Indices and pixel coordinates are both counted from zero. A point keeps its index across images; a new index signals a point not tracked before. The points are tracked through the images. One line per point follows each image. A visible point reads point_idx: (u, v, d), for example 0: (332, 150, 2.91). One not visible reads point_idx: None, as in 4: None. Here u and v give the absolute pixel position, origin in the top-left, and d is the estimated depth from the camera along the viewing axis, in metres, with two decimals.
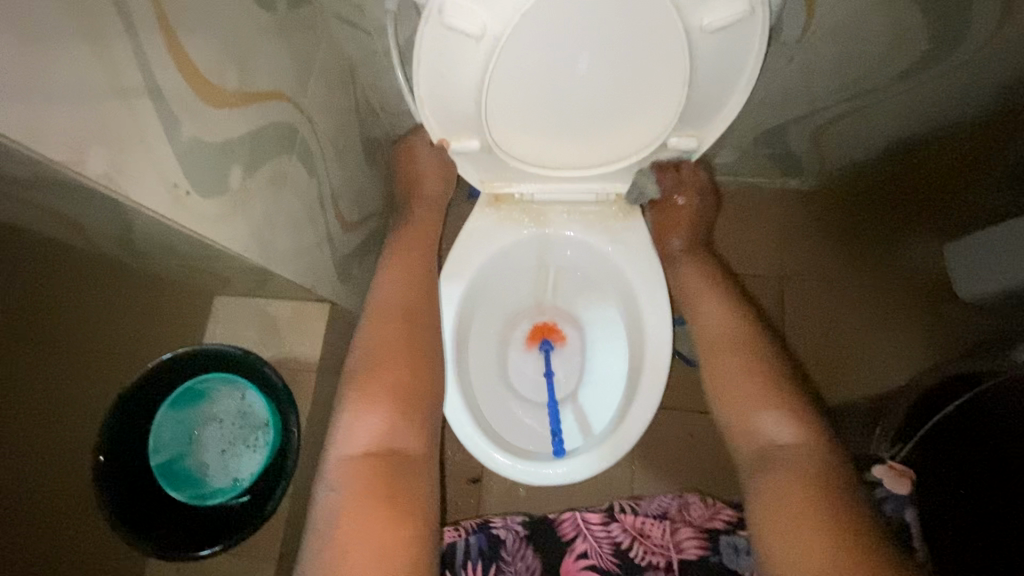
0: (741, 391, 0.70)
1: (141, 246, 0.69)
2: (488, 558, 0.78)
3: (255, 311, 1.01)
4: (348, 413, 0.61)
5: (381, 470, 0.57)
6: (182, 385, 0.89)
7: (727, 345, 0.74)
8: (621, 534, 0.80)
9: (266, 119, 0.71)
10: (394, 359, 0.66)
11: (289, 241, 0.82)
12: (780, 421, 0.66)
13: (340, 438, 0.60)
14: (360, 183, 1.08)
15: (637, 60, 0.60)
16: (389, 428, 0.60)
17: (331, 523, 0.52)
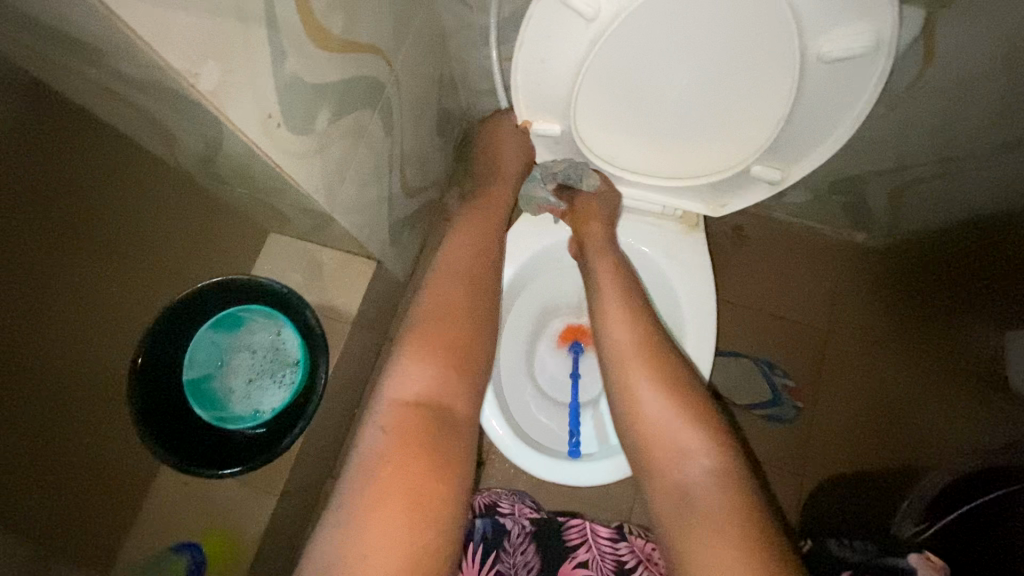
0: (646, 396, 0.64)
1: (219, 169, 0.71)
2: (490, 545, 0.74)
3: (306, 255, 1.02)
4: (400, 365, 0.62)
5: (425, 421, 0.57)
6: (226, 310, 0.92)
7: (635, 344, 0.68)
8: (629, 554, 0.75)
9: (360, 69, 0.72)
10: (445, 322, 0.65)
11: (355, 193, 0.84)
12: (689, 430, 0.62)
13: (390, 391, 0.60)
14: (427, 152, 1.10)
15: (741, 74, 0.59)
16: (434, 387, 0.61)
17: (371, 466, 0.52)
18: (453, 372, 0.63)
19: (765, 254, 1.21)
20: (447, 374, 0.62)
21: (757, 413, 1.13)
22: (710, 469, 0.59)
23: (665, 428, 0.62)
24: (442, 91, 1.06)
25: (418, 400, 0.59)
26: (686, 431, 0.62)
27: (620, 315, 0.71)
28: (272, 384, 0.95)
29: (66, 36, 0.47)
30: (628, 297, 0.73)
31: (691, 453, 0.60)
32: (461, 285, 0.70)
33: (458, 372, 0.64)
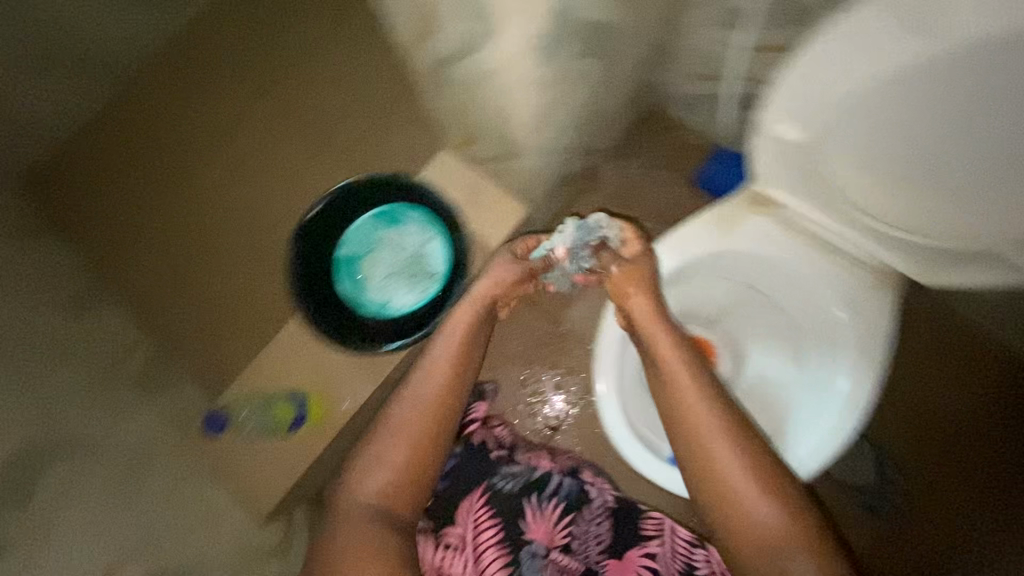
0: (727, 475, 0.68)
1: (449, 72, 0.73)
2: (570, 505, 0.73)
3: (466, 178, 1.03)
4: (376, 441, 0.70)
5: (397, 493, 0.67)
6: (389, 206, 1.01)
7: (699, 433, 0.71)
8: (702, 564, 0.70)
9: (609, 18, 0.71)
10: (419, 415, 0.71)
11: (549, 136, 0.85)
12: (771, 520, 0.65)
13: (359, 467, 0.69)
14: (614, 118, 1.08)
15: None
16: (394, 491, 0.67)
17: (339, 536, 0.64)
18: (417, 438, 0.70)
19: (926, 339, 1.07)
20: (409, 465, 0.68)
21: (843, 490, 1.08)
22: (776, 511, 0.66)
23: (730, 474, 0.68)
24: (654, 61, 1.02)
25: (379, 493, 0.67)
26: (751, 472, 0.68)
27: (677, 367, 0.76)
28: (405, 285, 1.00)
29: None
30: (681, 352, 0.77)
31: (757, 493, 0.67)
32: (441, 366, 0.74)
33: (425, 431, 0.70)
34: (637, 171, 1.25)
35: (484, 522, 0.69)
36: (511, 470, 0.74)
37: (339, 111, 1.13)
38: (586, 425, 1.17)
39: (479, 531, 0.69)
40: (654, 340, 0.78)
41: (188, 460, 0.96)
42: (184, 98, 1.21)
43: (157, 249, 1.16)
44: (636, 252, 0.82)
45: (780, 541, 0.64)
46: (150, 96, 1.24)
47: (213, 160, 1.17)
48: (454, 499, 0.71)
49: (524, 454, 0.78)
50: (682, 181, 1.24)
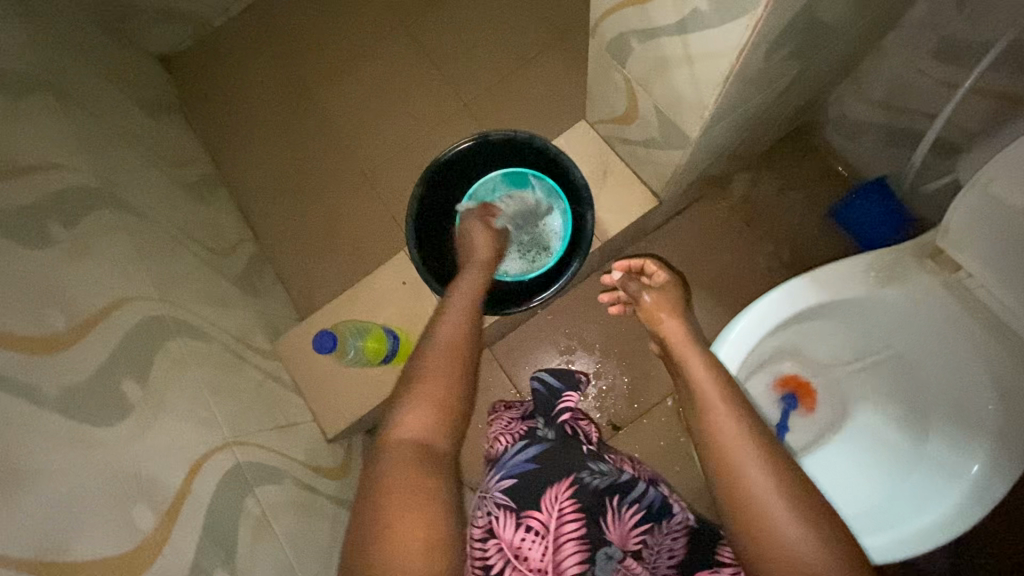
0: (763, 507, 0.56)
1: (640, 44, 0.68)
2: (649, 515, 0.70)
3: (601, 156, 1.01)
4: (407, 384, 0.67)
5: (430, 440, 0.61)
6: (520, 168, 0.99)
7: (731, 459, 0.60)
8: None
9: (833, 22, 0.64)
10: (448, 352, 0.69)
11: (715, 135, 0.79)
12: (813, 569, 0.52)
13: (397, 415, 0.63)
14: (769, 128, 1.01)
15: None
16: (434, 426, 0.63)
17: (383, 469, 0.57)
18: (446, 378, 0.66)
19: None
20: (442, 404, 0.64)
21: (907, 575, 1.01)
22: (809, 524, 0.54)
23: (766, 490, 0.56)
24: (836, 75, 0.94)
25: (420, 432, 0.61)
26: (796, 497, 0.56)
27: (708, 383, 0.65)
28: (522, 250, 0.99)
29: None
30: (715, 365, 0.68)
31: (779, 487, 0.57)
32: (455, 314, 0.75)
33: (454, 372, 0.67)
34: (770, 188, 1.17)
35: (569, 514, 0.67)
36: (601, 467, 0.71)
37: (482, 70, 1.15)
38: (649, 433, 1.14)
39: (562, 522, 0.66)
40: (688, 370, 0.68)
41: (274, 362, 1.00)
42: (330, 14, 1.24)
43: (277, 158, 1.21)
44: (662, 281, 0.82)
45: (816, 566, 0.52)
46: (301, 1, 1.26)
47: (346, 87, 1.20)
48: (543, 482, 0.68)
49: (610, 453, 0.75)
50: (816, 211, 1.15)
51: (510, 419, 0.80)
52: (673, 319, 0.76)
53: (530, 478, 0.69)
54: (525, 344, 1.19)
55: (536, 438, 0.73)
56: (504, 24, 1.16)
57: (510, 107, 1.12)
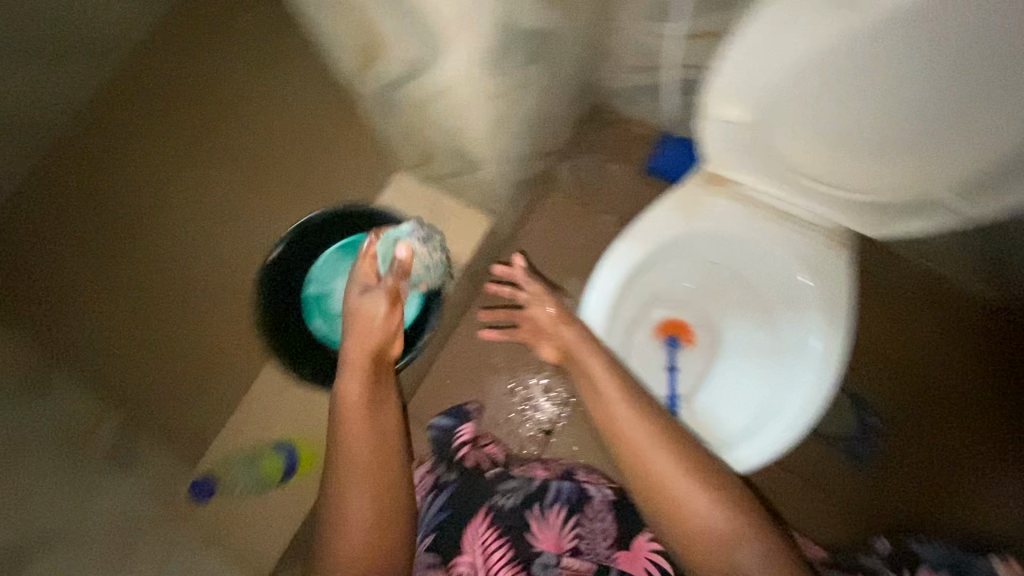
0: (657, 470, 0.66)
1: (399, 97, 0.72)
2: (572, 507, 0.73)
3: (427, 196, 1.05)
4: (333, 502, 0.63)
5: (379, 555, 0.61)
6: (353, 235, 0.94)
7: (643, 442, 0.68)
8: None
9: (547, 26, 0.72)
10: (364, 440, 0.66)
11: (504, 146, 0.85)
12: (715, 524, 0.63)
13: (335, 538, 0.61)
14: (561, 120, 1.10)
15: (982, 101, 0.55)
16: (374, 523, 0.62)
17: None
18: (378, 481, 0.64)
19: (879, 288, 1.16)
20: (382, 509, 0.63)
21: (834, 444, 1.11)
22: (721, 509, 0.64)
23: (663, 466, 0.66)
24: (593, 58, 1.05)
25: (369, 549, 0.60)
26: None
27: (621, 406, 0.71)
28: None
29: None
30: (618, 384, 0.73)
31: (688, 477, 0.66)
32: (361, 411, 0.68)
33: (385, 477, 0.65)
34: (590, 167, 1.27)
35: (493, 542, 0.68)
36: (508, 486, 0.74)
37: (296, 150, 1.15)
38: (578, 424, 1.18)
39: (489, 553, 0.67)
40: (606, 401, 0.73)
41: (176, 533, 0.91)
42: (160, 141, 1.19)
43: (119, 302, 1.12)
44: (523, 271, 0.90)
45: (717, 518, 0.63)
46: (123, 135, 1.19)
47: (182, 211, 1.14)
48: (459, 523, 0.70)
49: (516, 469, 0.78)
50: (634, 172, 1.27)
51: (422, 473, 0.79)
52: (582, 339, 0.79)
53: (449, 526, 0.70)
54: (434, 394, 1.19)
55: (444, 485, 0.75)
56: (291, 108, 1.17)
57: (329, 183, 1.13)
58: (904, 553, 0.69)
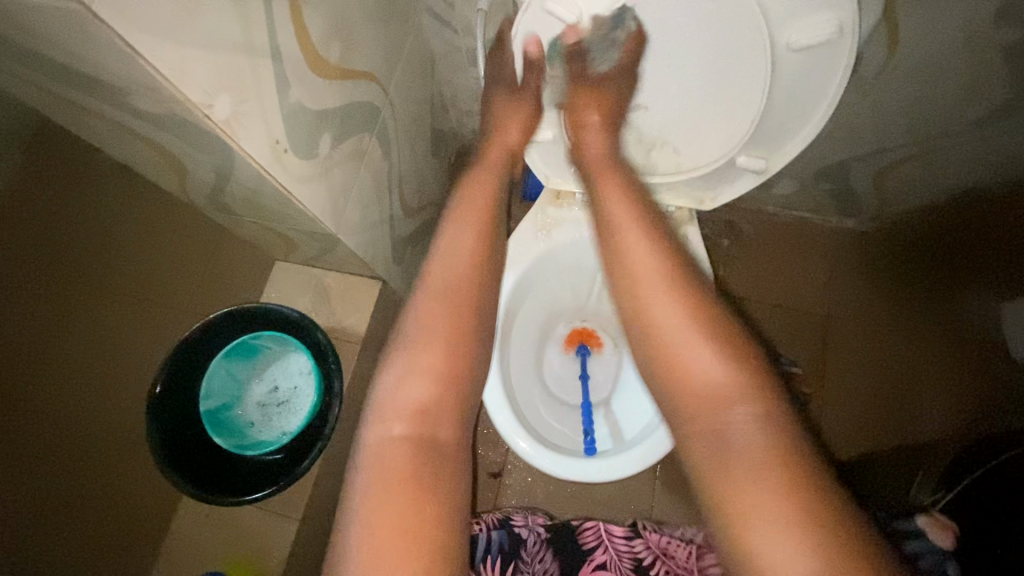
0: (677, 340, 0.52)
1: (230, 200, 0.73)
2: (508, 556, 0.78)
3: (312, 279, 1.05)
4: (395, 367, 0.56)
5: (426, 419, 0.53)
6: (238, 338, 0.92)
7: (664, 285, 0.55)
8: (644, 550, 0.80)
9: (356, 97, 0.76)
10: (434, 343, 0.57)
11: (358, 215, 0.87)
12: (741, 398, 0.48)
13: (378, 412, 0.54)
14: (424, 171, 1.13)
15: (719, 58, 0.62)
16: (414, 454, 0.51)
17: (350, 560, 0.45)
18: (450, 368, 0.56)
19: (760, 245, 1.24)
20: (447, 393, 0.55)
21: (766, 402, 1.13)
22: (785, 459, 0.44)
23: (699, 352, 0.51)
24: (433, 109, 1.09)
25: (407, 429, 0.52)
26: None
27: (700, 348, 0.51)
28: (294, 407, 0.96)
29: (77, 76, 0.48)
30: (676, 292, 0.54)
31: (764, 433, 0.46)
32: (453, 303, 0.59)
33: (452, 365, 0.56)
34: None
35: None
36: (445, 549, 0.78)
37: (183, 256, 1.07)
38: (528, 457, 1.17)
39: None
40: (651, 312, 0.54)
41: None
42: (82, 251, 1.00)
43: None
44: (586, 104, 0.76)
45: (729, 380, 0.49)
46: (30, 241, 0.99)
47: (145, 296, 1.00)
48: None
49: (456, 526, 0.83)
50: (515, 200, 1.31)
51: None
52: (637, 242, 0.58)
53: None
54: None
55: None
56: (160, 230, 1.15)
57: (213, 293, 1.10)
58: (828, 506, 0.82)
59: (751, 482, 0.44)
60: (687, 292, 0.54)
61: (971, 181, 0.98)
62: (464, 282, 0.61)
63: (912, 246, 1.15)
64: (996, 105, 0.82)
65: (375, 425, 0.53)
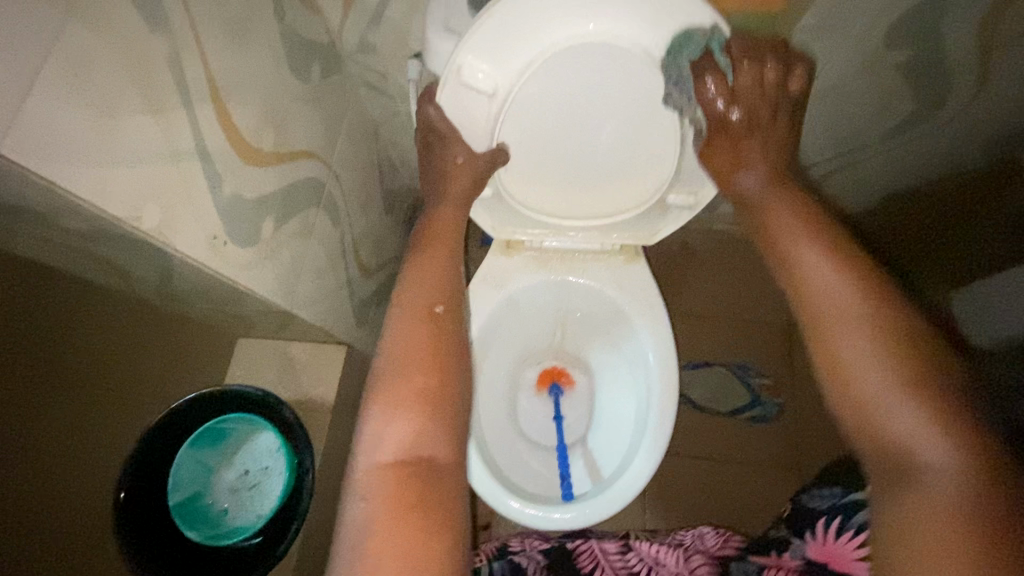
0: (863, 368, 0.46)
1: (179, 291, 0.73)
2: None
3: (274, 351, 1.01)
4: (375, 400, 0.53)
5: (418, 444, 0.50)
6: (203, 425, 0.90)
7: (845, 304, 0.48)
8: (638, 563, 0.75)
9: (297, 176, 0.78)
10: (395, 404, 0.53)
11: (312, 285, 0.87)
12: (895, 393, 0.43)
13: (361, 452, 0.50)
14: (380, 231, 1.15)
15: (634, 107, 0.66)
16: None
17: None
18: (435, 385, 0.54)
19: (716, 263, 1.27)
20: (430, 420, 0.52)
21: (741, 416, 1.15)
22: (932, 403, 0.42)
23: (850, 325, 0.47)
24: (382, 170, 1.11)
25: (396, 460, 0.49)
26: None
27: (850, 334, 0.47)
28: (267, 487, 0.94)
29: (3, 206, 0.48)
30: (870, 301, 0.48)
31: (927, 424, 0.41)
32: (426, 323, 0.57)
33: (437, 385, 0.54)
34: None
35: None
36: None
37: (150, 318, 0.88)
38: None
39: None
40: (838, 344, 0.48)
41: None
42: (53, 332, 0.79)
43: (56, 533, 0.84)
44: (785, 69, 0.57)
45: (900, 409, 0.43)
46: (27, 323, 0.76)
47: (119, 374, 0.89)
48: None
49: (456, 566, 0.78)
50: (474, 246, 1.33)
51: None
52: (810, 266, 0.52)
53: None
54: None
55: None
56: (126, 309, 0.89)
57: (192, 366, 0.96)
58: (799, 507, 0.66)
59: (921, 467, 0.41)
60: (894, 321, 0.46)
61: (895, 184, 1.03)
62: (437, 302, 0.60)
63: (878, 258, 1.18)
64: (908, 113, 0.86)
65: (365, 459, 0.49)
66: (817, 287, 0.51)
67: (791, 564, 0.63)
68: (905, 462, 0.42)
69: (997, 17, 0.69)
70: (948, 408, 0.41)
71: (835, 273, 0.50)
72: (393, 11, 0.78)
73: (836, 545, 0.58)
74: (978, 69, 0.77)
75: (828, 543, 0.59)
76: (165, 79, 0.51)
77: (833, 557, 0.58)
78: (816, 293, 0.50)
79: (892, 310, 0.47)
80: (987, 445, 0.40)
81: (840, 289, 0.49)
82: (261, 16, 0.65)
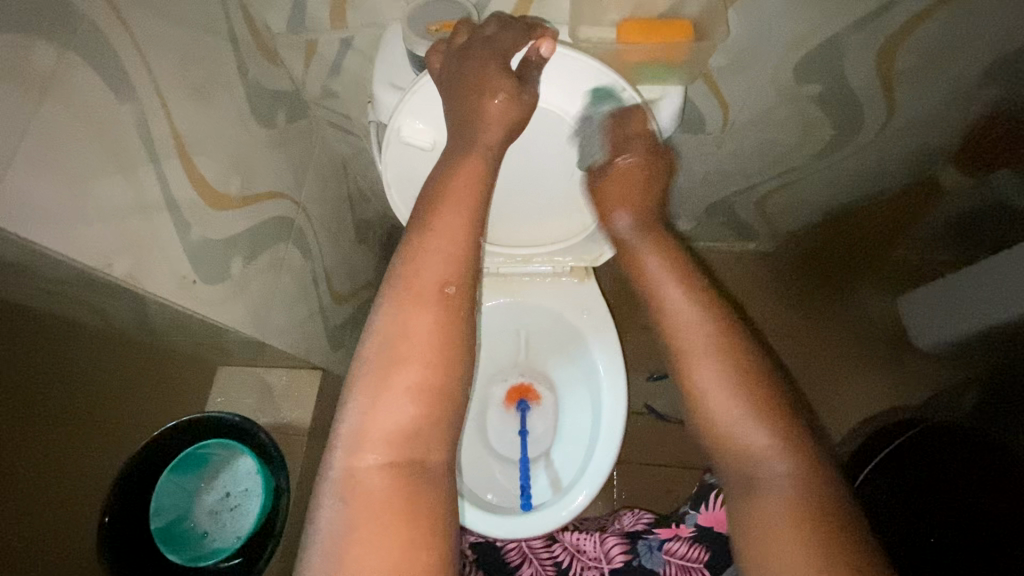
0: (701, 370, 0.54)
1: (155, 327, 0.78)
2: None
3: (255, 380, 1.11)
4: (367, 384, 0.47)
5: (414, 441, 0.46)
6: (183, 451, 0.95)
7: (687, 321, 0.57)
8: (561, 552, 0.78)
9: (264, 216, 0.84)
10: None
11: (284, 316, 0.93)
12: (735, 405, 0.52)
13: (346, 440, 0.45)
14: (354, 260, 1.20)
15: (564, 148, 0.74)
16: None
17: None
18: (440, 380, 0.48)
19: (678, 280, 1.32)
20: None
21: None
22: (753, 411, 0.51)
23: (698, 339, 0.55)
24: (353, 202, 1.17)
25: None
26: None
27: (701, 348, 0.55)
28: (246, 508, 0.99)
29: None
30: (705, 319, 0.56)
31: (763, 434, 0.50)
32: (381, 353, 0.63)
33: (439, 382, 0.47)
34: None
35: None
36: None
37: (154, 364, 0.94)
38: None
39: None
40: (697, 379, 0.54)
41: None
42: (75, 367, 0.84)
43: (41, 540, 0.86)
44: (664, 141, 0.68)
45: (740, 416, 0.51)
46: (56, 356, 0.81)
47: (114, 405, 0.93)
48: None
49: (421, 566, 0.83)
50: None
51: None
52: (668, 286, 0.59)
53: None
54: None
55: None
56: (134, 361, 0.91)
57: (177, 404, 1.03)
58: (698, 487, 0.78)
59: (766, 481, 0.48)
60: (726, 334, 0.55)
61: (833, 200, 1.11)
62: (450, 282, 0.51)
63: (819, 262, 1.27)
64: (831, 136, 0.93)
65: (352, 447, 0.45)
66: (665, 302, 0.58)
67: (685, 531, 0.74)
68: (745, 464, 0.50)
69: (890, 53, 0.77)
70: (777, 419, 0.51)
71: (681, 291, 0.58)
72: (350, 62, 0.85)
73: (718, 510, 0.72)
74: (882, 96, 0.84)
75: (713, 508, 0.72)
76: (132, 141, 0.57)
77: (715, 520, 0.71)
78: (669, 307, 0.58)
79: (720, 329, 0.56)
80: (797, 447, 0.49)
81: (698, 325, 0.56)
82: (225, 75, 0.72)
